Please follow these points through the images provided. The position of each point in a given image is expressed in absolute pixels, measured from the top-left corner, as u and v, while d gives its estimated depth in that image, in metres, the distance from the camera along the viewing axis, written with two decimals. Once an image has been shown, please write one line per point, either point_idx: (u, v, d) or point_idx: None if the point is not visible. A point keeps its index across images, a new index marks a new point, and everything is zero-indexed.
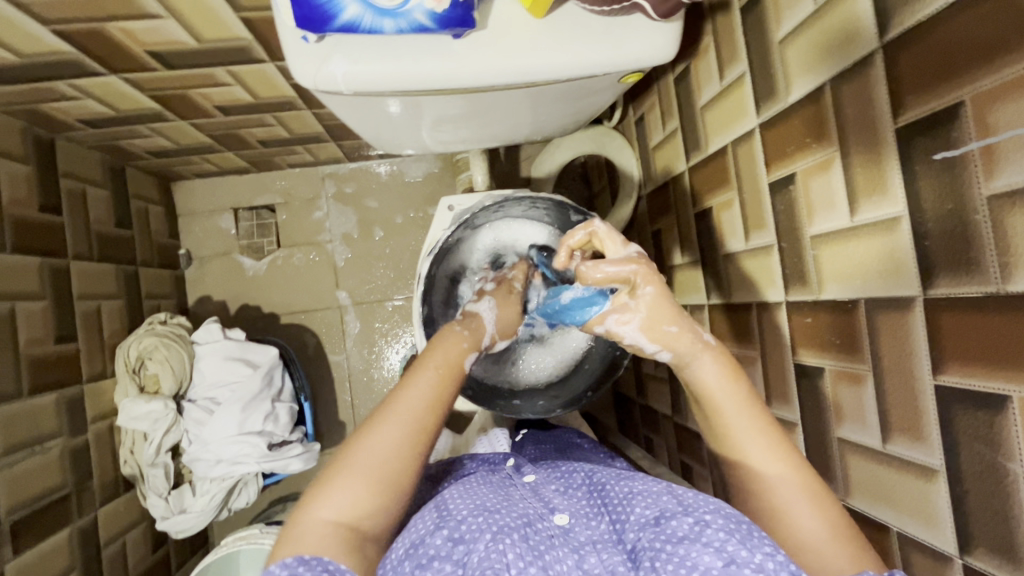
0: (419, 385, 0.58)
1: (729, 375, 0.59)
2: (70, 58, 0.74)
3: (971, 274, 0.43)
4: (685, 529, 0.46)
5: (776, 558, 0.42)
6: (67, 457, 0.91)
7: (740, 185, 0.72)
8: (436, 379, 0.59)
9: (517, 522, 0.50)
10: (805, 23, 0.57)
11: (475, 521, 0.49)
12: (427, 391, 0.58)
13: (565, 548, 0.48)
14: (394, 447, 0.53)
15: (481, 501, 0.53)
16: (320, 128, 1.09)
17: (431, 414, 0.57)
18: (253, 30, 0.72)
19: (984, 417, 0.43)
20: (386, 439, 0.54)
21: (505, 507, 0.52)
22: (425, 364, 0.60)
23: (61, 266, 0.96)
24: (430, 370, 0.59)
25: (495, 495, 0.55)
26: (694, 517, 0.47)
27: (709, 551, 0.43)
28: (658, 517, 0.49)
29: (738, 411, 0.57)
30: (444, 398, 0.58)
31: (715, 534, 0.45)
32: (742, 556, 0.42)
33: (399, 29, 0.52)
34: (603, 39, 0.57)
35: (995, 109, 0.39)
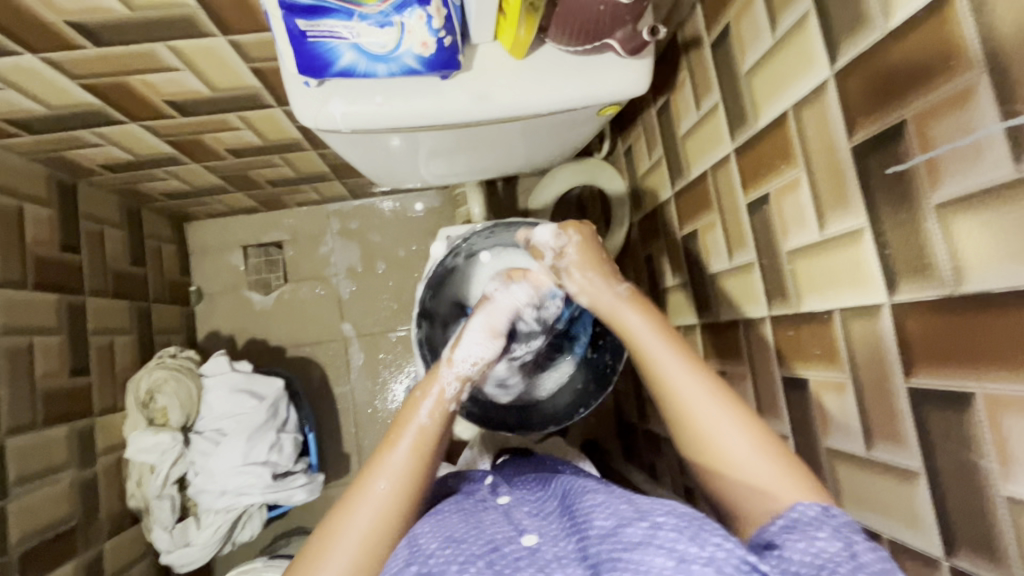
0: (404, 441, 0.59)
1: (658, 327, 0.62)
2: (95, 108, 0.81)
3: (928, 278, 0.45)
4: (639, 534, 0.46)
5: (727, 546, 0.43)
6: (76, 489, 0.93)
7: (720, 208, 0.76)
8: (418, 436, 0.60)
9: (483, 549, 0.50)
10: (767, 56, 0.62)
11: (443, 553, 0.50)
12: (413, 445, 0.59)
13: (531, 568, 0.47)
14: (388, 499, 0.55)
15: (449, 532, 0.53)
16: (325, 167, 1.15)
17: (420, 464, 0.58)
18: (262, 78, 0.79)
19: (953, 416, 0.44)
20: (375, 499, 0.55)
21: (473, 534, 0.52)
22: (407, 421, 0.61)
23: (79, 302, 1.01)
24: (416, 422, 0.61)
25: (463, 522, 0.55)
26: (648, 521, 0.47)
27: (661, 552, 0.43)
28: (615, 526, 0.48)
29: (684, 372, 0.58)
30: (427, 453, 0.59)
31: (666, 534, 0.45)
32: (692, 552, 0.43)
33: (391, 72, 0.57)
34: (578, 75, 0.62)
35: (933, 126, 0.43)
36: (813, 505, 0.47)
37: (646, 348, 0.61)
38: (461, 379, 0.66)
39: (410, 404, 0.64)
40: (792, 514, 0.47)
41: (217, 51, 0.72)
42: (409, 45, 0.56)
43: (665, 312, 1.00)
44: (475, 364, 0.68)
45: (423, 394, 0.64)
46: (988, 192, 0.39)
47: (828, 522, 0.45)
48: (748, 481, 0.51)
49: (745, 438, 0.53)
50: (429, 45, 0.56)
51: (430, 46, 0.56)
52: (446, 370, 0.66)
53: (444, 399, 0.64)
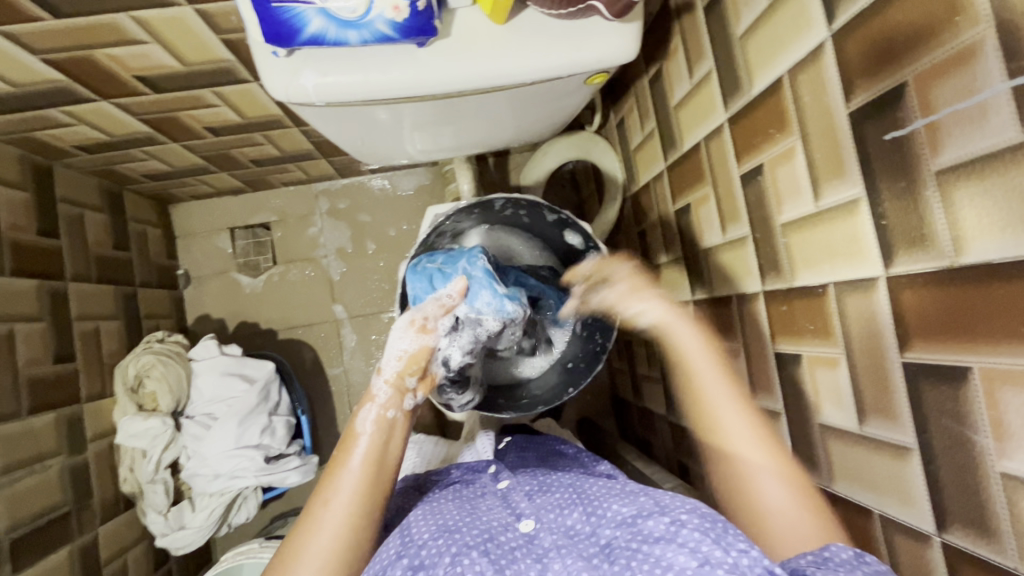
0: (354, 460, 0.60)
1: (707, 342, 0.66)
2: (61, 85, 0.77)
3: (926, 248, 0.43)
4: (660, 529, 0.48)
5: (751, 554, 0.43)
6: (66, 475, 0.92)
7: (714, 180, 0.73)
8: (363, 456, 0.60)
9: (477, 539, 0.52)
10: (762, 17, 0.59)
11: (435, 545, 0.52)
12: (362, 465, 0.60)
13: (528, 559, 0.50)
14: (342, 522, 0.56)
15: (443, 521, 0.56)
16: (309, 145, 1.12)
17: (369, 483, 0.59)
18: (235, 51, 0.75)
19: (949, 390, 0.43)
20: (329, 523, 0.56)
21: (466, 525, 0.54)
22: (352, 438, 0.62)
23: (60, 288, 0.99)
24: (361, 440, 0.62)
25: (458, 512, 0.58)
26: (670, 517, 0.48)
27: (684, 552, 0.44)
28: (633, 516, 0.50)
29: (714, 380, 0.63)
30: (379, 470, 0.60)
31: (689, 533, 0.46)
32: (716, 555, 0.43)
33: (363, 39, 0.54)
34: (563, 41, 0.58)
35: (935, 86, 0.40)
36: (847, 548, 0.45)
37: (698, 374, 0.64)
38: (394, 384, 0.66)
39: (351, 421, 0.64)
40: (824, 554, 0.46)
41: (185, 22, 0.68)
42: (380, 9, 0.53)
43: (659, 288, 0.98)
44: (400, 361, 0.67)
45: (362, 410, 0.64)
46: (990, 157, 0.37)
47: (860, 567, 0.44)
48: (777, 526, 0.53)
49: (781, 484, 0.54)
50: (401, 9, 0.52)
51: (404, 10, 0.53)
52: (376, 380, 0.66)
53: (380, 406, 0.64)
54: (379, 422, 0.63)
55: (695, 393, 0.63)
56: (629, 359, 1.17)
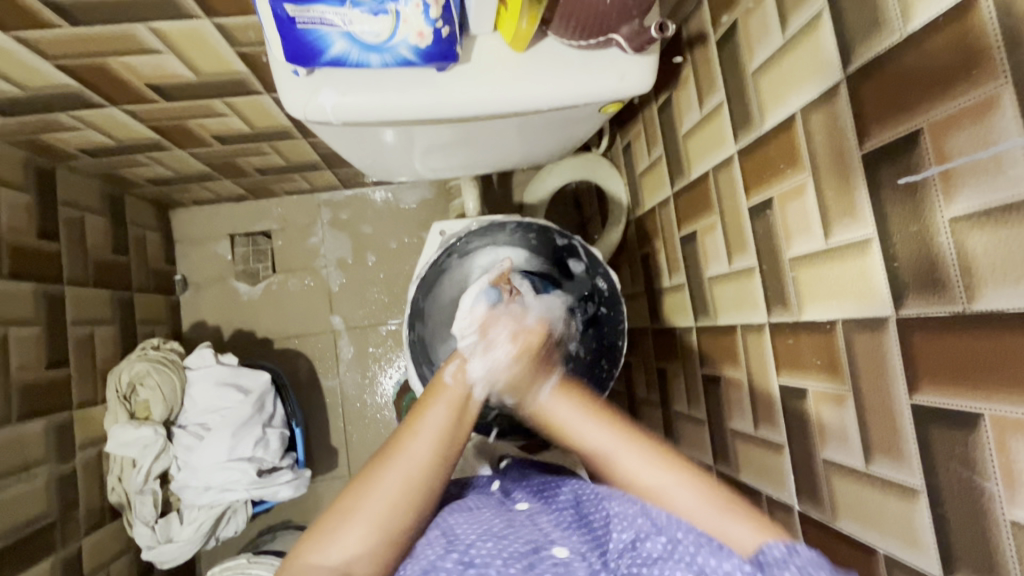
0: (437, 405, 0.59)
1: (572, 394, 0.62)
2: (73, 91, 0.77)
3: (937, 293, 0.44)
4: (658, 549, 0.48)
5: (742, 568, 0.44)
6: (53, 484, 0.90)
7: (722, 209, 0.74)
8: (445, 413, 0.59)
9: (524, 550, 0.51)
10: (776, 56, 0.60)
11: (485, 546, 0.51)
12: (447, 408, 0.59)
13: None
14: (417, 464, 0.55)
15: (487, 527, 0.55)
16: (316, 156, 1.12)
17: (450, 433, 0.58)
18: (249, 64, 0.75)
19: (959, 435, 0.43)
20: (411, 458, 0.55)
21: (512, 533, 0.54)
22: (440, 385, 0.62)
23: (57, 292, 0.98)
24: (448, 386, 0.61)
25: (500, 521, 0.56)
26: (666, 536, 0.49)
27: (682, 567, 0.46)
28: (634, 540, 0.51)
29: (625, 450, 0.57)
30: (462, 414, 0.60)
31: (686, 548, 0.47)
32: (711, 565, 0.45)
33: (384, 63, 0.54)
34: (580, 70, 0.59)
35: (952, 135, 0.41)
36: (778, 544, 0.45)
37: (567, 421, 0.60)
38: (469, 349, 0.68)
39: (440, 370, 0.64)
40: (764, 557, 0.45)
41: (202, 35, 0.68)
42: (405, 35, 0.53)
43: (661, 313, 0.99)
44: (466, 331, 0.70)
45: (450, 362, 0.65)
46: (1004, 209, 0.38)
47: (790, 562, 0.43)
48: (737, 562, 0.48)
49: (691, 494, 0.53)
50: (425, 35, 0.53)
51: (427, 36, 0.53)
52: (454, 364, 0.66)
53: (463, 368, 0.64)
54: (466, 381, 0.62)
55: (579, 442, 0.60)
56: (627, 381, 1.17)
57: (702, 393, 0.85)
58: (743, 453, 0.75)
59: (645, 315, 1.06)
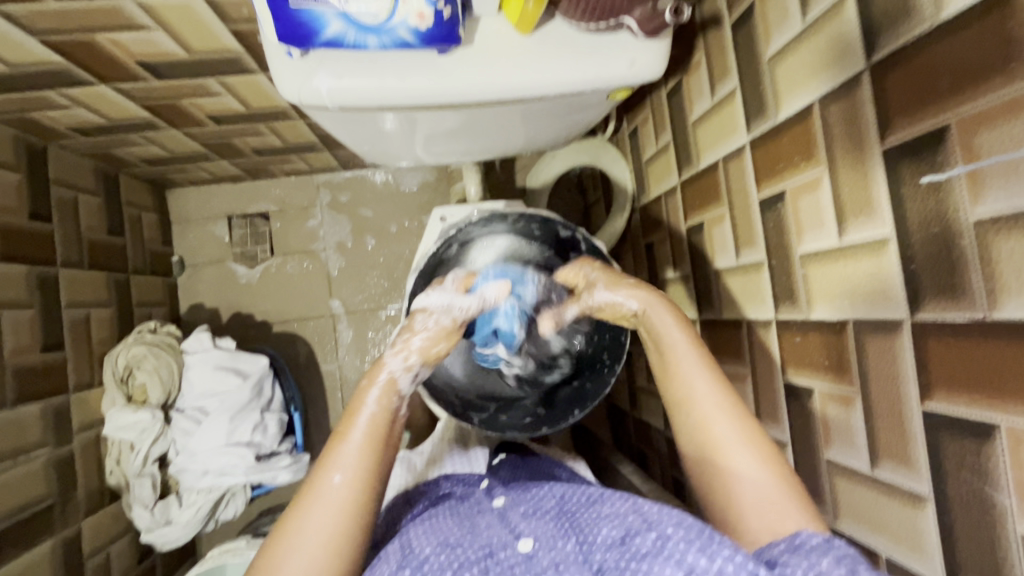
0: (356, 433, 0.57)
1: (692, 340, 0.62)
2: (60, 68, 0.74)
3: (958, 298, 0.42)
4: (648, 545, 0.47)
5: (737, 559, 0.42)
6: (51, 467, 0.90)
7: (731, 201, 0.72)
8: (362, 443, 0.57)
9: (478, 554, 0.52)
10: (794, 42, 0.57)
11: (437, 559, 0.52)
12: (365, 436, 0.57)
13: None
14: (339, 501, 0.54)
15: (444, 536, 0.55)
16: (314, 137, 1.09)
17: (371, 460, 0.56)
18: (243, 41, 0.72)
19: (972, 445, 0.42)
20: (330, 497, 0.54)
21: (468, 539, 0.54)
22: (357, 409, 0.59)
23: (51, 274, 0.96)
24: (365, 412, 0.59)
25: (459, 528, 0.57)
26: (656, 532, 0.48)
27: (671, 564, 0.44)
28: (623, 536, 0.50)
29: (697, 369, 0.60)
30: (382, 437, 0.58)
31: (675, 545, 0.45)
32: (702, 565, 0.43)
33: (383, 45, 0.52)
34: (588, 54, 0.56)
35: (983, 133, 0.39)
36: (816, 535, 0.45)
37: (677, 364, 0.61)
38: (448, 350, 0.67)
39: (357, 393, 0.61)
40: (797, 540, 0.46)
41: (193, 10, 0.65)
42: (403, 15, 0.50)
43: None
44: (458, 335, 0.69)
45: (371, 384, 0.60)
46: None
47: (830, 551, 0.43)
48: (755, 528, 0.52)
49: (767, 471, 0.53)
50: (426, 17, 0.50)
51: (428, 18, 0.50)
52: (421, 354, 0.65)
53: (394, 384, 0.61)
54: (387, 404, 0.59)
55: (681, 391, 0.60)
56: (628, 371, 1.16)
57: None
58: None
59: None
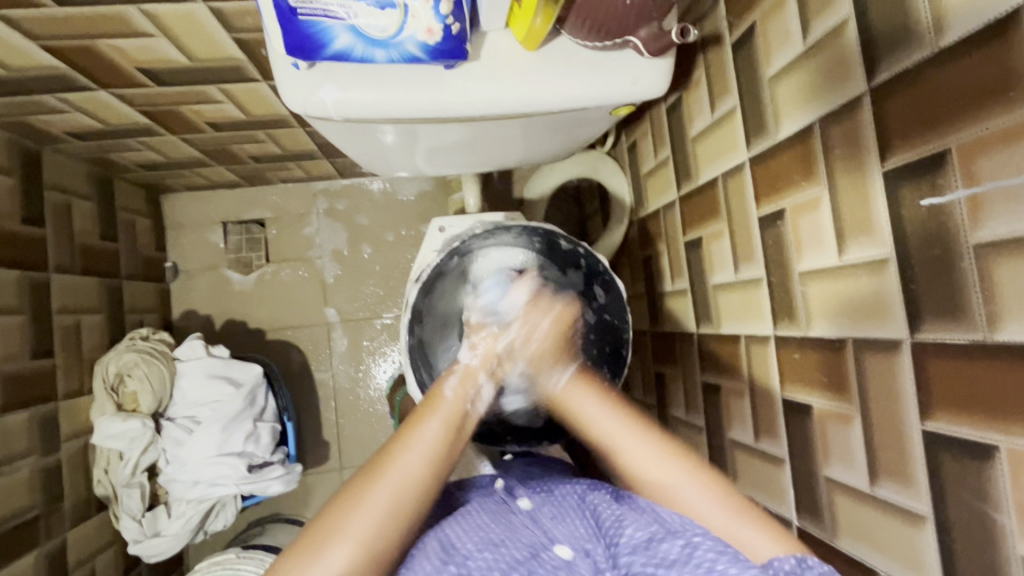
0: (435, 416, 0.59)
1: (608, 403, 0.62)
2: (59, 72, 0.73)
3: (958, 319, 0.42)
4: (675, 552, 0.46)
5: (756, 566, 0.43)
6: (37, 477, 0.88)
7: (730, 217, 0.73)
8: (438, 430, 0.57)
9: (522, 555, 0.50)
10: (794, 63, 0.58)
11: (483, 558, 0.50)
12: (443, 420, 0.58)
13: None
14: (407, 477, 0.53)
15: (487, 535, 0.54)
16: (313, 145, 1.09)
17: (446, 444, 0.57)
18: (246, 50, 0.72)
19: (972, 465, 0.42)
20: (403, 469, 0.54)
21: (510, 539, 0.53)
22: (437, 396, 0.61)
23: (43, 279, 0.95)
24: (446, 398, 0.61)
25: (497, 527, 0.55)
26: (683, 539, 0.47)
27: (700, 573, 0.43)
28: (648, 540, 0.49)
29: (632, 437, 0.59)
30: (456, 428, 0.59)
31: (705, 554, 0.45)
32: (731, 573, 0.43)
33: (390, 59, 0.52)
34: (593, 71, 0.57)
35: (980, 158, 0.40)
36: (789, 557, 0.45)
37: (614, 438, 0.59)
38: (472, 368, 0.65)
39: (437, 384, 0.63)
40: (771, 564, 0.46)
41: (198, 19, 0.65)
42: (412, 31, 0.51)
43: (661, 316, 0.97)
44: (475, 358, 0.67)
45: (450, 373, 0.64)
46: None
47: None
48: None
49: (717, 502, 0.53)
50: (434, 32, 0.51)
51: (437, 33, 0.51)
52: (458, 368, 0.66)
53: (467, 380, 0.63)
54: (464, 394, 0.62)
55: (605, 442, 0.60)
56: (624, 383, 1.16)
57: (701, 401, 0.85)
58: (742, 463, 0.75)
59: (646, 317, 1.04)
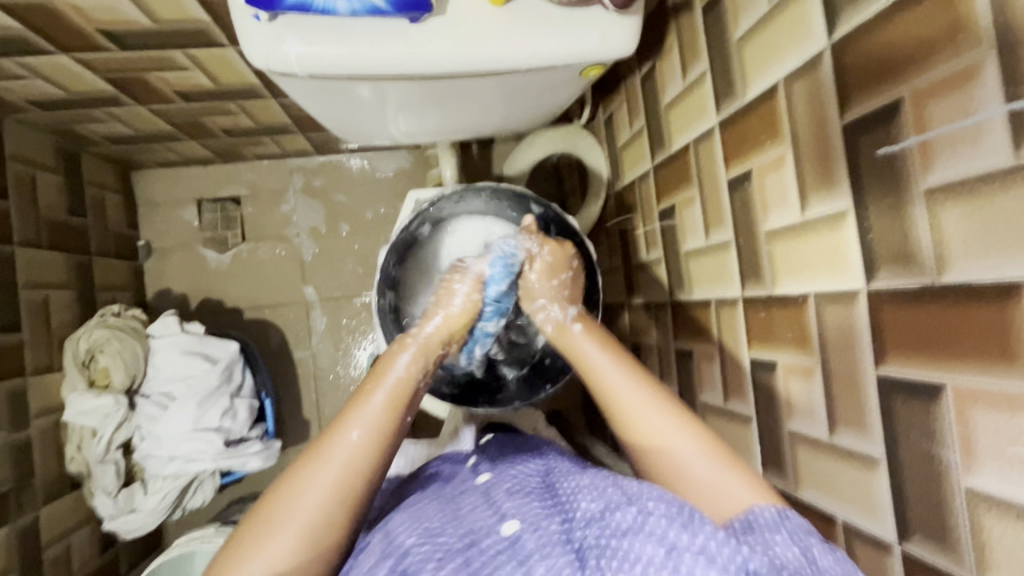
0: (379, 394, 0.58)
1: (605, 345, 0.65)
2: (16, 34, 0.71)
3: (908, 265, 0.44)
4: (628, 520, 0.44)
5: (719, 536, 0.40)
6: (6, 453, 0.87)
7: (701, 183, 0.73)
8: (379, 410, 0.57)
9: (460, 544, 0.48)
10: (760, 23, 0.59)
11: (421, 550, 0.49)
12: (388, 398, 0.58)
13: (510, 562, 0.44)
14: (349, 458, 0.54)
15: (427, 524, 0.53)
16: (286, 119, 1.07)
17: (391, 421, 0.57)
18: (211, 11, 0.71)
19: (921, 406, 0.43)
20: (342, 452, 0.54)
21: (450, 527, 0.51)
22: (384, 371, 0.60)
23: (6, 253, 0.92)
24: (391, 375, 0.60)
25: (443, 515, 0.54)
26: (637, 506, 0.45)
27: (651, 540, 0.41)
28: (603, 510, 0.47)
29: (623, 386, 0.59)
30: (404, 403, 0.59)
31: (657, 521, 0.42)
32: (684, 540, 0.40)
33: (353, 10, 0.52)
34: (560, 29, 0.57)
35: (930, 104, 0.41)
36: (770, 509, 0.46)
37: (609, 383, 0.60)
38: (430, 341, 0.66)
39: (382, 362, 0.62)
40: (750, 517, 0.46)
41: None
42: None
43: (637, 289, 0.98)
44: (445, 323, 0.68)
45: (401, 348, 0.63)
46: (977, 179, 0.38)
47: (782, 527, 0.44)
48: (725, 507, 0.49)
49: (691, 439, 0.54)
50: None
51: None
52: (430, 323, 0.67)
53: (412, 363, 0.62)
54: (414, 371, 0.61)
55: (600, 388, 0.61)
56: None
57: (675, 369, 0.86)
58: (712, 426, 0.76)
59: (623, 290, 1.05)
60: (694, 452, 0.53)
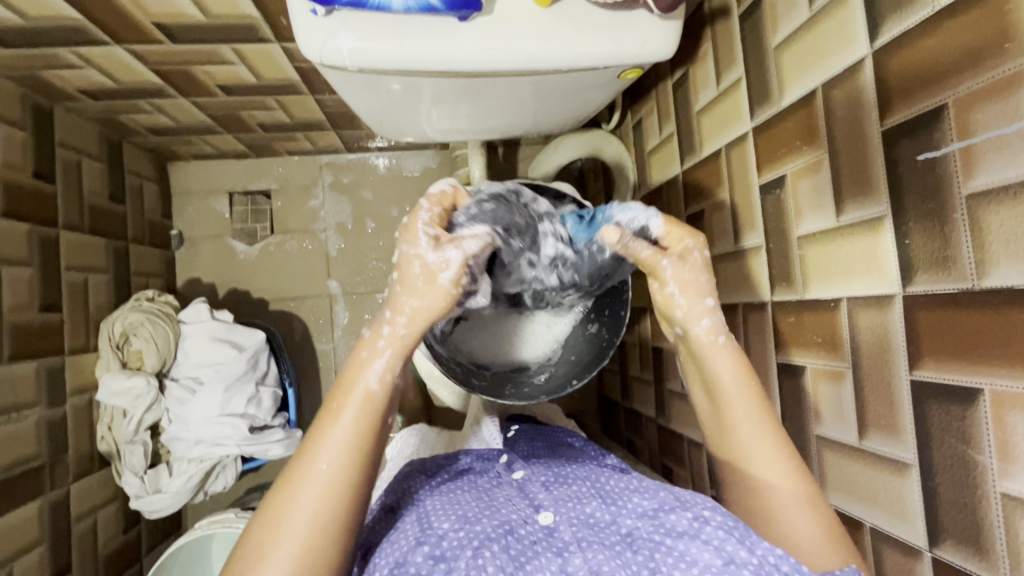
0: (347, 412, 0.50)
1: (741, 370, 0.57)
2: (76, 25, 0.74)
3: (947, 269, 0.44)
4: (683, 524, 0.49)
5: (777, 553, 0.44)
6: (42, 428, 0.89)
7: (732, 188, 0.74)
8: (349, 430, 0.50)
9: (497, 532, 0.51)
10: (799, 30, 0.59)
11: (456, 536, 0.51)
12: (359, 416, 0.50)
13: (550, 553, 0.50)
14: (326, 490, 0.48)
15: (462, 511, 0.54)
16: (321, 115, 1.10)
17: (363, 440, 0.50)
18: (261, 8, 0.73)
19: (957, 410, 0.44)
20: (319, 480, 0.48)
21: (486, 515, 0.54)
22: (352, 382, 0.51)
23: (52, 235, 0.96)
24: (359, 386, 0.51)
25: (477, 503, 0.56)
26: (692, 513, 0.49)
27: (708, 549, 0.45)
28: (656, 509, 0.52)
29: (749, 422, 0.56)
30: (376, 421, 0.51)
31: (713, 531, 0.47)
32: (742, 556, 0.44)
33: (406, 7, 0.53)
34: (603, 30, 0.58)
35: (975, 110, 0.41)
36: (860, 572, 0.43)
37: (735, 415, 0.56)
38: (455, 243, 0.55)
39: (346, 369, 0.52)
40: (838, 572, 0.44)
41: None
42: None
43: None
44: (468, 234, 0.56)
45: (368, 352, 0.52)
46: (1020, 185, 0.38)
47: None
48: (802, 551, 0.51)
49: (787, 480, 0.53)
50: None
51: None
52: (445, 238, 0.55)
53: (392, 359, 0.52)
54: (387, 382, 0.52)
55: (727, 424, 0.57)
56: (621, 361, 1.18)
57: None
58: None
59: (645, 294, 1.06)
60: (800, 510, 0.52)
